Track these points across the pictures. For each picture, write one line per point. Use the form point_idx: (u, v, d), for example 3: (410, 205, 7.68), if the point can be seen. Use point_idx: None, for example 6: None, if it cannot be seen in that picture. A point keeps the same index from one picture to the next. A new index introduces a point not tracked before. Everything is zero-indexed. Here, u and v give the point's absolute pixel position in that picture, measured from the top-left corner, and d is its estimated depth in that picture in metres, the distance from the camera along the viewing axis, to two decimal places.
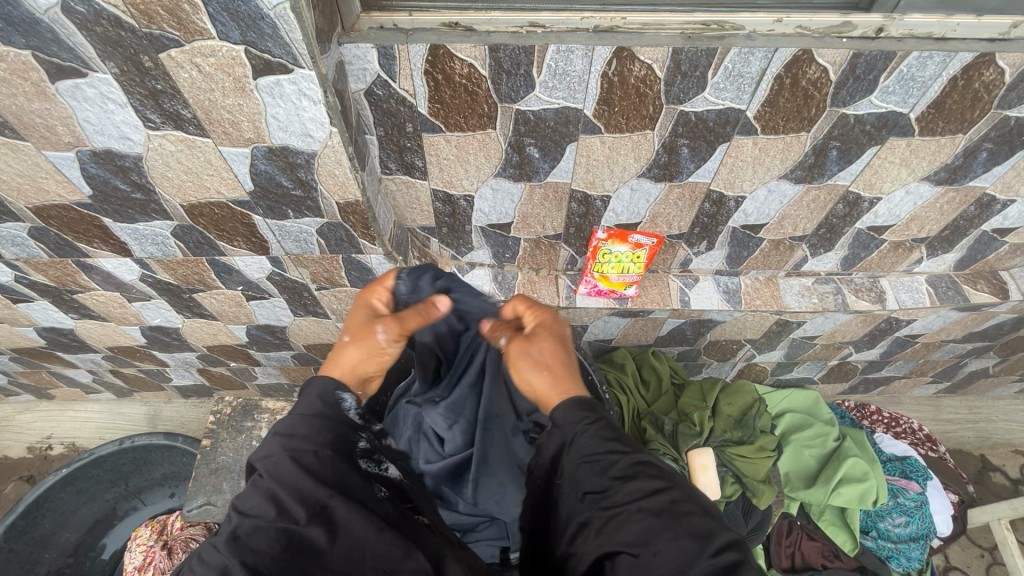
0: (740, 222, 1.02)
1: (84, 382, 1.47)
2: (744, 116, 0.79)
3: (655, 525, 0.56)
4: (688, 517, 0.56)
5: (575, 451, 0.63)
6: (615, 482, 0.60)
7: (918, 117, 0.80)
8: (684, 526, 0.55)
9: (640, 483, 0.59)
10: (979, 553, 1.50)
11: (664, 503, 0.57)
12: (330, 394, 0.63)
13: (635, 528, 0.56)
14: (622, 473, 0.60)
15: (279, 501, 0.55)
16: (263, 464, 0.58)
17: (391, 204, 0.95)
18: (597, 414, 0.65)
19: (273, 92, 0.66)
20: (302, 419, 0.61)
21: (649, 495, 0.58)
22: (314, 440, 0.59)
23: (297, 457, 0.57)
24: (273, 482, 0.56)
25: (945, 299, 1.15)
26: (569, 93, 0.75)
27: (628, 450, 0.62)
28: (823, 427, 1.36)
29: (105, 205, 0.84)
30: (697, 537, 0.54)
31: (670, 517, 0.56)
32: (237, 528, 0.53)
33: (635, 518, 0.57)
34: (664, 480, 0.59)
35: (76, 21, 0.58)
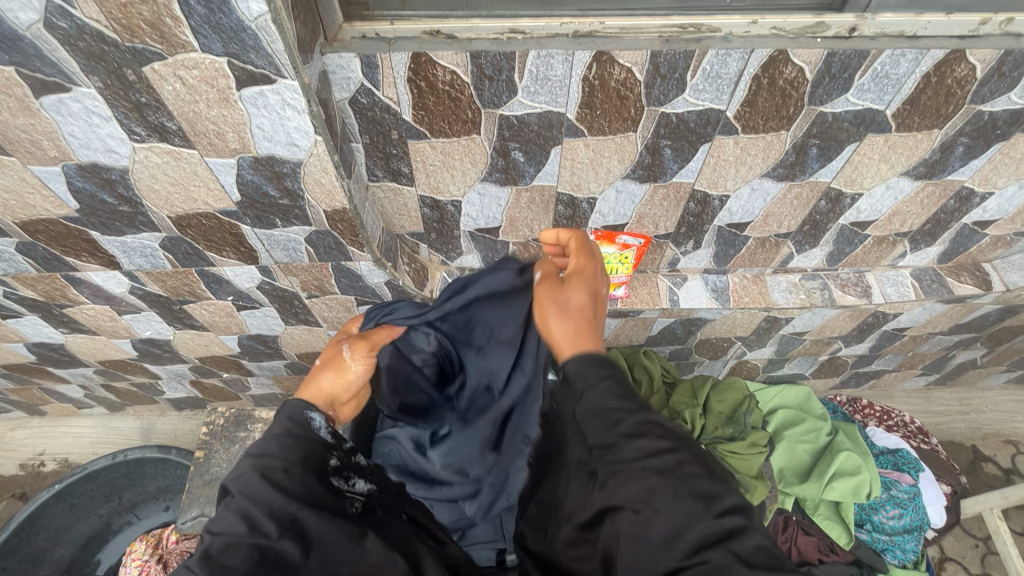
0: (725, 221, 1.03)
1: (75, 397, 1.46)
2: (724, 116, 0.81)
3: (657, 486, 0.47)
4: (695, 480, 0.47)
5: (579, 403, 0.54)
6: (621, 439, 0.50)
7: (894, 114, 0.82)
8: (690, 490, 0.46)
9: (646, 442, 0.50)
10: (974, 543, 1.51)
11: (670, 465, 0.48)
12: (299, 413, 0.63)
13: (635, 489, 0.48)
14: (628, 430, 0.50)
15: (250, 518, 0.53)
16: (235, 483, 0.56)
17: (379, 211, 0.96)
18: (611, 369, 0.55)
19: (257, 102, 0.66)
20: (271, 438, 0.59)
21: (653, 454, 0.49)
22: (285, 457, 0.58)
23: (267, 474, 0.56)
24: (246, 500, 0.54)
25: (930, 292, 1.16)
26: (551, 98, 0.76)
27: (634, 405, 0.52)
28: (816, 423, 1.37)
29: (92, 218, 0.84)
30: (702, 501, 0.46)
31: (674, 480, 0.47)
32: (209, 548, 0.51)
33: (638, 477, 0.48)
34: (672, 440, 0.50)
35: (59, 36, 0.58)
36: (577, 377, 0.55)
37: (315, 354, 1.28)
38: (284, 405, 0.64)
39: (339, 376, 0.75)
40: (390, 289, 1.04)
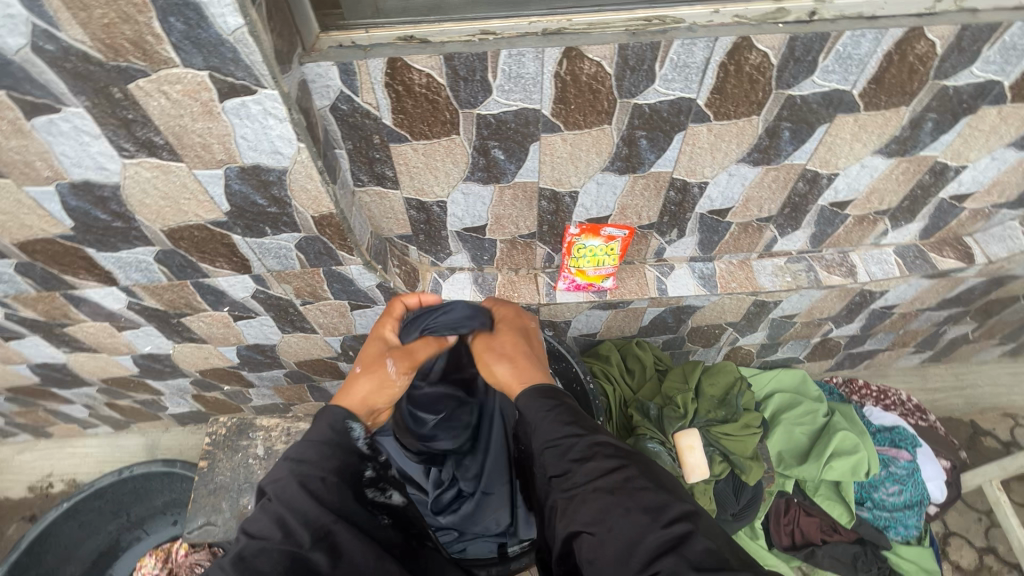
0: (706, 208, 1.05)
1: (80, 418, 1.48)
2: (695, 104, 0.83)
3: (610, 502, 0.62)
4: (642, 493, 0.62)
5: (540, 437, 0.71)
6: (574, 464, 0.66)
7: (861, 93, 0.84)
8: (638, 502, 0.61)
9: (595, 464, 0.66)
10: (977, 517, 1.52)
11: (619, 482, 0.63)
12: (339, 422, 0.72)
13: (592, 508, 0.63)
14: (581, 454, 0.67)
15: (284, 523, 0.63)
16: (272, 488, 0.66)
17: (367, 215, 0.98)
18: (557, 401, 0.73)
19: (240, 113, 0.69)
20: (311, 445, 0.70)
21: (604, 475, 0.64)
22: (322, 467, 0.68)
23: (305, 483, 0.66)
24: (281, 506, 0.64)
25: (914, 268, 1.18)
26: (525, 95, 0.79)
27: (585, 433, 0.69)
28: (811, 404, 1.38)
29: (87, 236, 0.86)
30: (649, 511, 0.60)
31: (625, 495, 0.62)
32: (244, 551, 0.61)
33: (594, 496, 0.64)
34: (619, 460, 0.66)
35: (47, 59, 0.61)
36: (533, 417, 0.72)
37: (313, 362, 1.30)
38: (329, 413, 0.73)
39: (383, 384, 0.85)
40: (382, 291, 1.06)
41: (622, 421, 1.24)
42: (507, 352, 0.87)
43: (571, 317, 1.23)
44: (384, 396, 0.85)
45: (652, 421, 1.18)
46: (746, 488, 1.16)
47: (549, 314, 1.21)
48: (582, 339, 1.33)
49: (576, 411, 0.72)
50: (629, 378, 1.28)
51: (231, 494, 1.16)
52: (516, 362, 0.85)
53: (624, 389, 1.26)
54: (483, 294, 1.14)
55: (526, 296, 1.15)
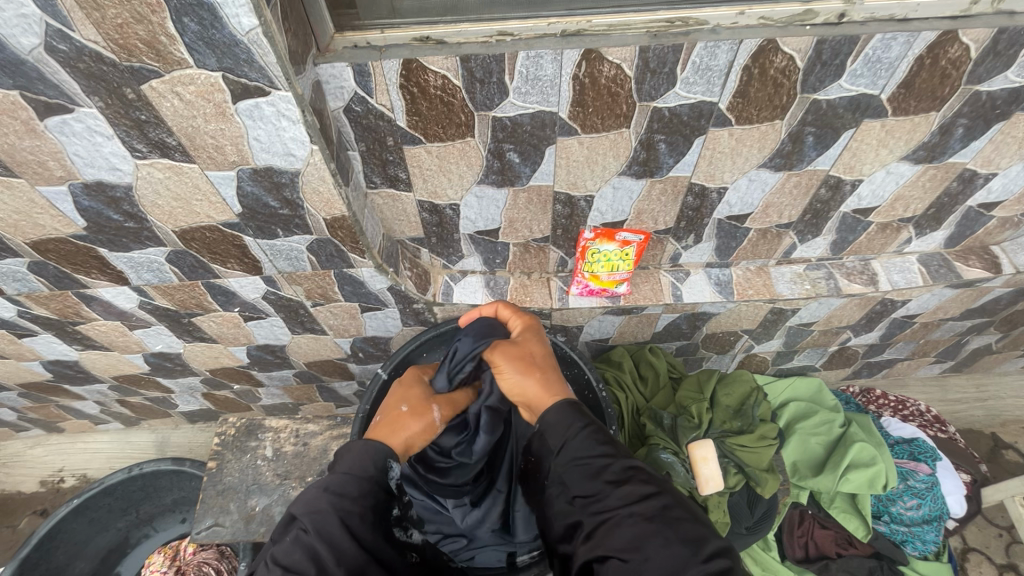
0: (724, 213, 1.03)
1: (92, 414, 1.49)
2: (716, 108, 0.81)
3: (646, 530, 0.62)
4: (681, 524, 0.62)
5: (569, 453, 0.72)
6: (607, 485, 0.68)
7: (890, 98, 0.81)
8: (676, 532, 0.62)
9: (629, 489, 0.66)
10: (997, 533, 1.48)
11: (655, 509, 0.64)
12: (380, 459, 0.74)
13: (625, 535, 0.63)
14: (615, 477, 0.68)
15: (317, 559, 0.64)
16: (309, 518, 0.67)
17: (379, 217, 0.97)
18: (589, 420, 0.74)
19: (253, 115, 0.68)
20: (352, 479, 0.71)
21: (639, 501, 0.65)
22: (360, 503, 0.70)
23: (344, 517, 0.68)
24: (316, 539, 0.65)
25: (938, 277, 1.15)
26: (542, 98, 0.77)
27: (618, 454, 0.70)
28: (828, 414, 1.35)
29: (100, 236, 0.86)
30: (688, 542, 0.61)
31: (661, 523, 0.62)
32: None
33: (627, 521, 0.64)
34: (655, 487, 0.66)
35: (60, 59, 0.60)
36: (562, 434, 0.73)
37: (322, 362, 1.29)
38: (368, 448, 0.75)
39: (423, 424, 0.86)
40: (393, 294, 1.05)
41: (635, 429, 1.23)
42: (528, 363, 0.84)
43: (584, 322, 1.21)
44: (421, 432, 0.86)
45: (666, 430, 1.16)
46: (760, 501, 1.14)
47: (561, 318, 1.19)
48: (595, 345, 1.31)
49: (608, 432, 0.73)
50: (642, 386, 1.26)
51: (239, 496, 1.15)
52: (521, 367, 0.83)
53: (637, 397, 1.24)
54: (495, 298, 1.12)
55: (538, 300, 1.13)
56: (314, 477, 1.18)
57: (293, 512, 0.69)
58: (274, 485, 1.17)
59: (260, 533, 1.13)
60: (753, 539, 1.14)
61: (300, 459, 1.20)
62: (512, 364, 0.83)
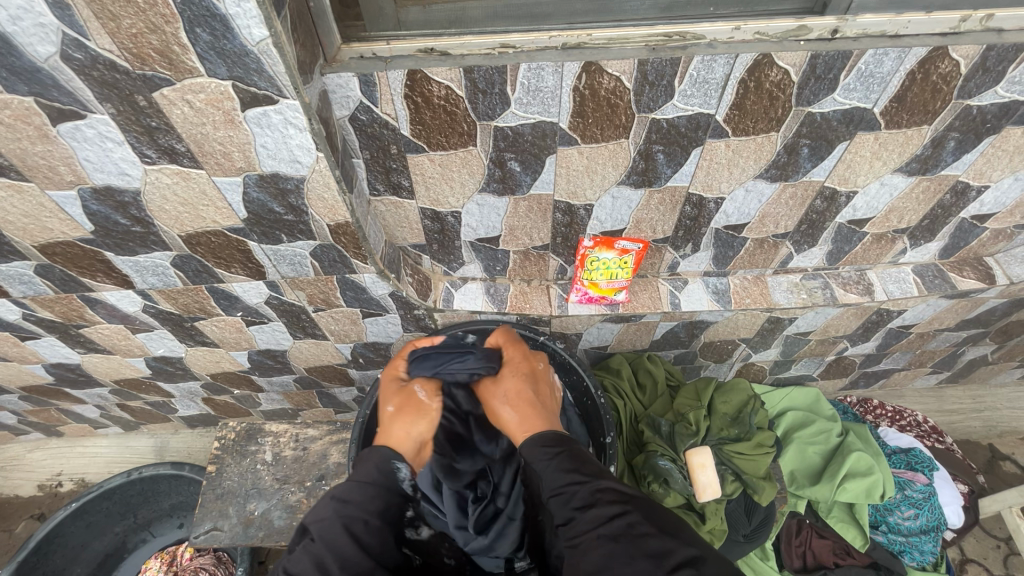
0: (722, 223, 1.04)
1: (91, 418, 1.49)
2: (713, 120, 0.82)
3: (613, 550, 0.62)
4: (645, 540, 0.62)
5: (544, 487, 0.73)
6: (576, 512, 0.68)
7: (883, 111, 0.83)
8: (641, 548, 0.61)
9: (598, 512, 0.66)
10: (995, 544, 1.48)
11: (621, 528, 0.64)
12: (386, 464, 0.78)
13: (595, 557, 0.62)
14: (582, 502, 0.68)
15: (323, 565, 0.65)
16: (317, 527, 0.69)
17: (381, 224, 0.98)
18: (558, 450, 0.76)
19: (261, 123, 0.70)
20: (356, 486, 0.74)
21: (606, 522, 0.65)
22: (365, 509, 0.72)
23: (348, 524, 0.70)
24: (322, 547, 0.66)
25: (933, 288, 1.16)
26: (543, 108, 0.79)
27: (585, 478, 0.71)
28: (825, 423, 1.36)
29: (107, 239, 0.87)
30: (652, 557, 0.60)
31: (627, 543, 0.62)
32: None
33: (596, 544, 0.64)
34: (620, 507, 0.66)
35: (75, 67, 0.62)
36: (537, 464, 0.76)
37: (323, 367, 1.30)
38: (377, 455, 0.79)
39: (426, 427, 0.90)
40: (394, 300, 1.06)
41: (633, 436, 1.24)
42: (515, 398, 0.89)
43: (582, 329, 1.22)
44: (423, 429, 0.90)
45: (663, 437, 1.17)
46: (758, 509, 1.15)
47: (560, 325, 1.20)
48: (594, 352, 1.32)
49: (578, 458, 0.74)
50: (640, 393, 1.27)
51: (238, 500, 1.16)
52: (516, 405, 0.88)
53: (635, 404, 1.25)
54: (495, 304, 1.13)
55: (538, 307, 1.14)
56: (313, 482, 1.19)
57: (305, 526, 0.71)
58: (274, 489, 1.17)
59: (258, 538, 1.13)
60: (751, 547, 1.14)
61: (300, 464, 1.20)
62: (500, 401, 0.90)
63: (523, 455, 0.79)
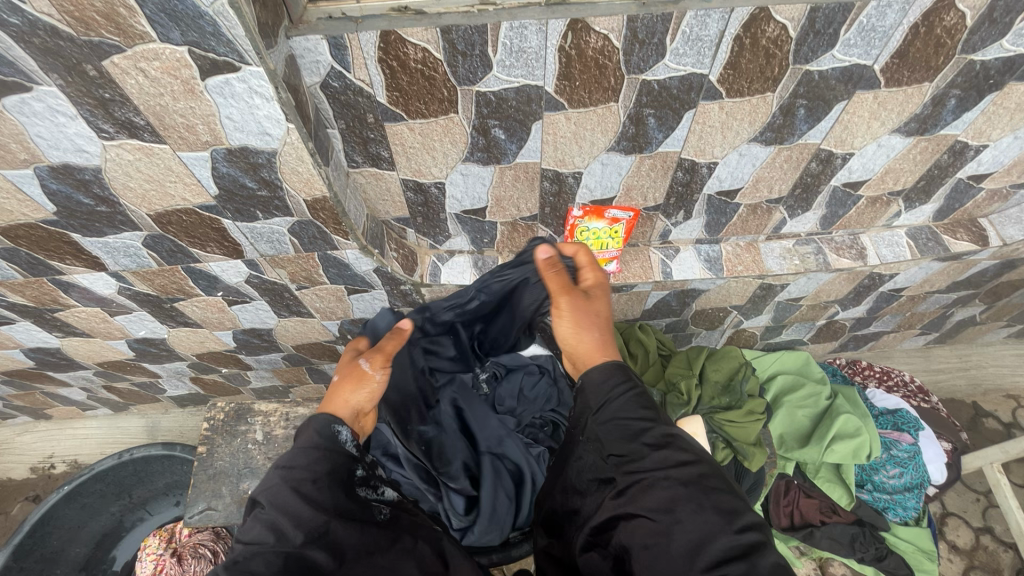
0: (714, 188, 1.01)
1: (79, 400, 1.47)
2: (707, 80, 0.78)
3: (682, 494, 0.63)
4: (718, 494, 0.62)
5: (609, 413, 0.72)
6: (646, 448, 0.67)
7: (883, 68, 0.79)
8: (710, 501, 0.62)
9: (668, 454, 0.66)
10: (975, 497, 1.53)
11: (693, 476, 0.64)
12: (323, 428, 0.71)
13: (660, 496, 0.63)
14: (655, 441, 0.68)
15: (277, 528, 0.63)
16: (265, 495, 0.65)
17: (362, 197, 0.94)
18: (633, 384, 0.74)
19: (224, 92, 0.65)
20: (300, 451, 0.68)
21: (677, 466, 0.65)
22: (313, 470, 0.67)
23: (296, 487, 0.65)
24: (274, 512, 0.64)
25: (926, 251, 1.15)
26: (527, 71, 0.74)
27: (658, 420, 0.70)
28: (815, 387, 1.37)
29: (72, 220, 0.83)
30: (722, 512, 0.61)
31: (695, 489, 0.63)
32: (236, 557, 0.60)
33: (662, 483, 0.64)
34: (692, 455, 0.66)
35: (12, 33, 0.57)
36: (606, 394, 0.73)
37: (310, 345, 1.28)
38: (314, 420, 0.72)
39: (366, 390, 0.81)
40: (380, 276, 1.03)
41: None
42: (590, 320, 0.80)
43: None
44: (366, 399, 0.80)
45: (656, 408, 1.18)
46: (748, 474, 1.16)
47: None
48: None
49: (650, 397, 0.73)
50: (632, 363, 1.27)
51: (231, 480, 1.15)
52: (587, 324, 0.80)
53: None
54: None
55: None
56: None
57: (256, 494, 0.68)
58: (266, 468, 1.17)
59: None
60: (741, 510, 1.16)
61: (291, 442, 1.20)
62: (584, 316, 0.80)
63: (587, 381, 0.75)
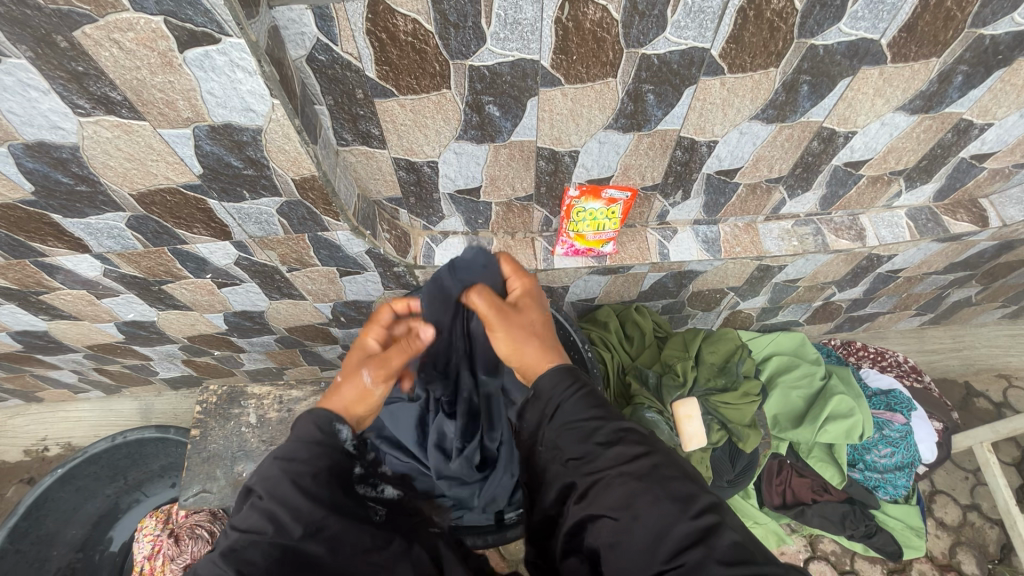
0: (714, 167, 0.99)
1: (70, 383, 1.46)
2: (708, 55, 0.76)
3: (637, 488, 0.60)
4: (672, 482, 0.60)
5: (562, 418, 0.68)
6: (597, 447, 0.65)
7: (890, 43, 0.77)
8: (666, 490, 0.59)
9: (622, 449, 0.64)
10: (964, 476, 1.56)
11: (646, 468, 0.61)
12: (325, 424, 0.70)
13: (618, 493, 0.61)
14: (605, 439, 0.65)
15: (276, 519, 0.61)
16: (263, 485, 0.62)
17: (353, 176, 0.91)
18: (582, 383, 0.71)
19: (205, 66, 0.62)
20: (302, 444, 0.66)
21: (630, 460, 0.62)
22: (313, 465, 0.65)
23: (296, 480, 0.63)
24: (273, 502, 0.61)
25: (925, 232, 1.14)
26: (523, 44, 0.71)
27: (609, 416, 0.67)
28: (810, 368, 1.37)
29: (51, 201, 0.80)
30: (678, 500, 0.58)
31: (651, 482, 0.60)
32: (234, 544, 0.59)
33: (618, 480, 0.61)
34: (645, 446, 0.64)
35: None
36: (556, 391, 0.70)
37: (303, 327, 1.27)
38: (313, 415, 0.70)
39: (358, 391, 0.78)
40: (372, 257, 1.01)
41: (621, 389, 1.23)
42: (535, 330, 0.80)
43: (570, 281, 1.19)
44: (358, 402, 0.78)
45: (650, 389, 1.17)
46: (742, 456, 1.17)
47: (547, 279, 1.17)
48: (581, 305, 1.30)
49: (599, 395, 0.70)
50: (628, 345, 1.27)
51: (225, 463, 1.15)
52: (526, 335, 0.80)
53: (623, 356, 1.25)
54: None
55: (522, 261, 1.11)
56: None
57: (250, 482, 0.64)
58: (260, 451, 1.17)
59: None
60: (734, 491, 1.17)
61: (285, 425, 1.20)
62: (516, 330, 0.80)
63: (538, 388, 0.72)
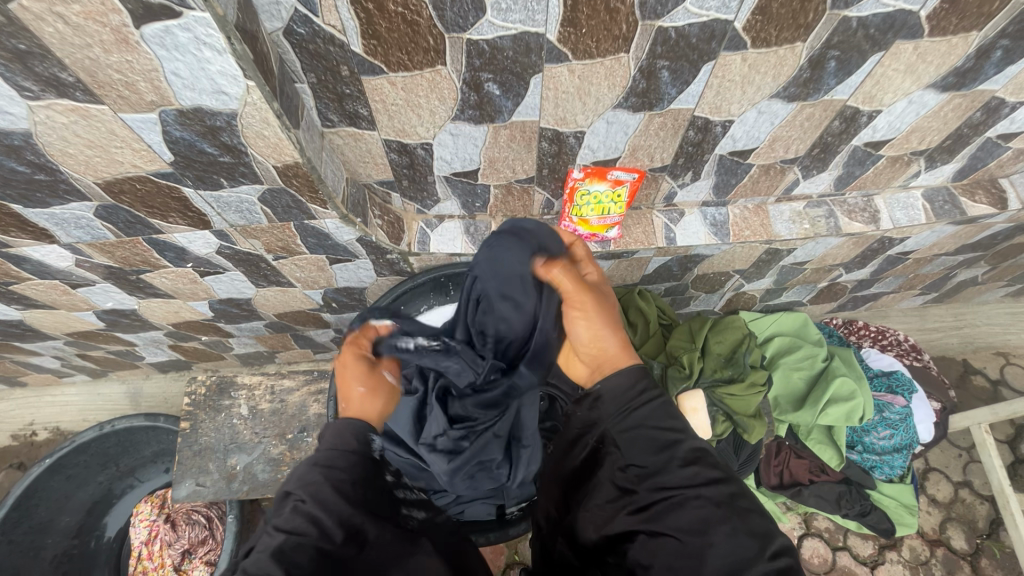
0: (727, 148, 0.93)
1: (52, 368, 1.41)
2: (731, 28, 0.68)
3: (713, 514, 0.56)
4: (751, 516, 0.57)
5: (637, 419, 0.66)
6: (673, 462, 0.61)
7: (930, 15, 0.70)
8: (746, 525, 0.56)
9: (699, 470, 0.60)
10: (957, 453, 1.59)
11: (726, 496, 0.58)
12: (362, 432, 0.68)
13: (690, 516, 0.57)
14: (683, 457, 0.61)
15: (320, 522, 0.58)
16: (305, 490, 0.60)
17: (341, 159, 0.84)
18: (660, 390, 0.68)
19: (166, 43, 0.54)
20: (339, 452, 0.64)
21: (709, 483, 0.59)
22: (352, 473, 0.63)
23: (337, 485, 0.61)
24: (317, 505, 0.58)
25: (941, 214, 1.09)
26: (526, 15, 0.63)
27: (688, 434, 0.64)
28: (811, 350, 1.34)
29: (8, 190, 0.73)
30: (757, 537, 0.55)
31: (730, 511, 0.57)
32: (282, 544, 0.55)
33: (693, 501, 0.58)
34: (721, 472, 0.60)
35: None
36: (625, 394, 0.68)
37: (294, 313, 1.22)
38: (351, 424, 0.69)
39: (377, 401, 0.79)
40: (364, 245, 0.96)
41: None
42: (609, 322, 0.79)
43: None
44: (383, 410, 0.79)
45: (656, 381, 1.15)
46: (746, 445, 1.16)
47: None
48: None
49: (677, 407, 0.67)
50: (632, 333, 1.25)
51: (217, 456, 1.12)
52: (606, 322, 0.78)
53: None
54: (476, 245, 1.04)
55: None
56: (295, 434, 1.16)
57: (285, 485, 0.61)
58: (254, 443, 1.14)
59: (243, 492, 1.11)
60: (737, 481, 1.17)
61: (278, 416, 1.17)
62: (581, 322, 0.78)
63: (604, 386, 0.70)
